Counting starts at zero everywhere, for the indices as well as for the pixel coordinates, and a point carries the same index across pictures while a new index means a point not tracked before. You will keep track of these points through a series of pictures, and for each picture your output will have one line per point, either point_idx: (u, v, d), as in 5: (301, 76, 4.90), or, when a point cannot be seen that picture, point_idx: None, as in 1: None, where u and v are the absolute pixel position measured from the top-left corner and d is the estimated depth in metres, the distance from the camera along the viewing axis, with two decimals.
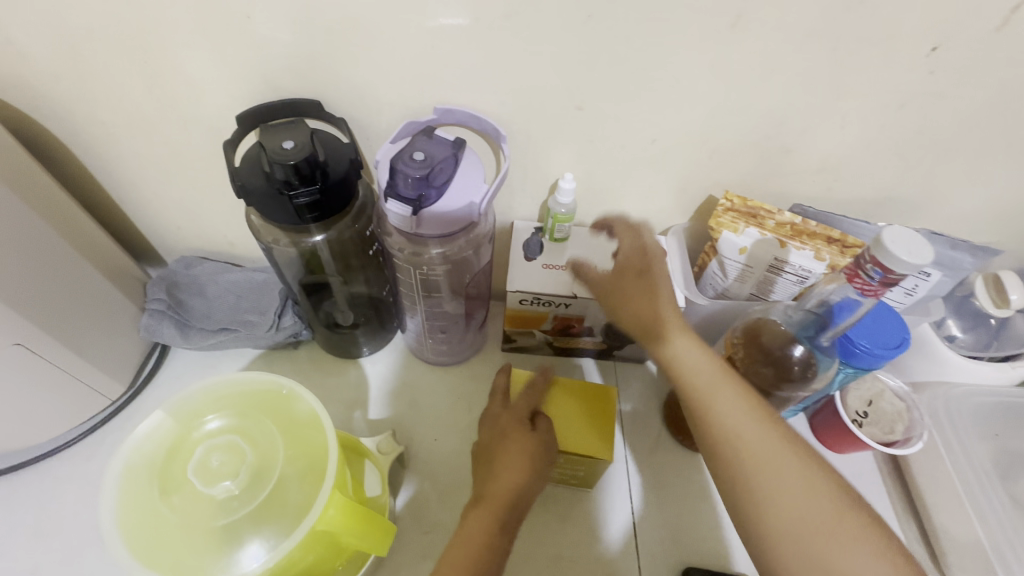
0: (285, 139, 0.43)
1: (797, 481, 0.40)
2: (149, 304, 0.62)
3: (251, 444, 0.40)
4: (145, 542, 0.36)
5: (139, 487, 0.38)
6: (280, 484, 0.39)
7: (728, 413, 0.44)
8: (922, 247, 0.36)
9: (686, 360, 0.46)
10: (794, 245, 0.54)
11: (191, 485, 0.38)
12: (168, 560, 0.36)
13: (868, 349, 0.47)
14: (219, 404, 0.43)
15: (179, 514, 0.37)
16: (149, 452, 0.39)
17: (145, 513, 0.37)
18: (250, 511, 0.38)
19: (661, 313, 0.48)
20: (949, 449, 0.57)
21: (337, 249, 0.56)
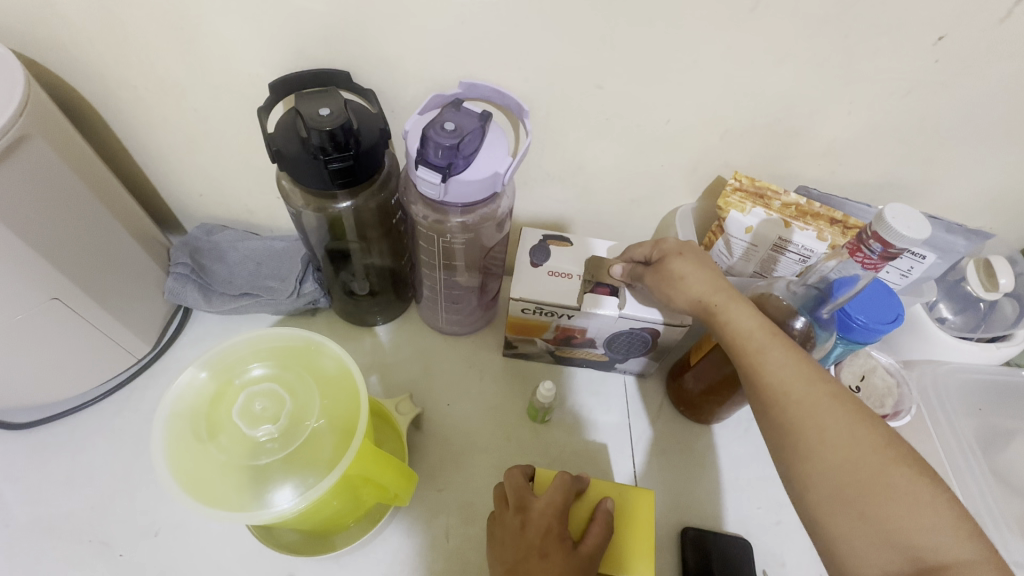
0: (320, 106, 0.44)
1: (852, 428, 0.40)
2: (174, 268, 0.64)
3: (290, 393, 0.43)
4: (191, 474, 0.39)
5: (187, 426, 0.41)
6: (315, 431, 0.41)
7: (823, 420, 0.40)
8: (921, 222, 0.38)
9: (739, 330, 0.46)
10: (799, 225, 0.56)
11: (235, 428, 0.41)
12: (212, 493, 0.39)
13: (865, 324, 0.50)
14: (259, 355, 0.45)
15: (225, 453, 0.40)
16: (196, 396, 0.42)
17: (192, 451, 0.40)
18: (288, 454, 0.40)
19: (713, 292, 0.49)
20: (936, 426, 0.60)
21: (361, 217, 0.57)
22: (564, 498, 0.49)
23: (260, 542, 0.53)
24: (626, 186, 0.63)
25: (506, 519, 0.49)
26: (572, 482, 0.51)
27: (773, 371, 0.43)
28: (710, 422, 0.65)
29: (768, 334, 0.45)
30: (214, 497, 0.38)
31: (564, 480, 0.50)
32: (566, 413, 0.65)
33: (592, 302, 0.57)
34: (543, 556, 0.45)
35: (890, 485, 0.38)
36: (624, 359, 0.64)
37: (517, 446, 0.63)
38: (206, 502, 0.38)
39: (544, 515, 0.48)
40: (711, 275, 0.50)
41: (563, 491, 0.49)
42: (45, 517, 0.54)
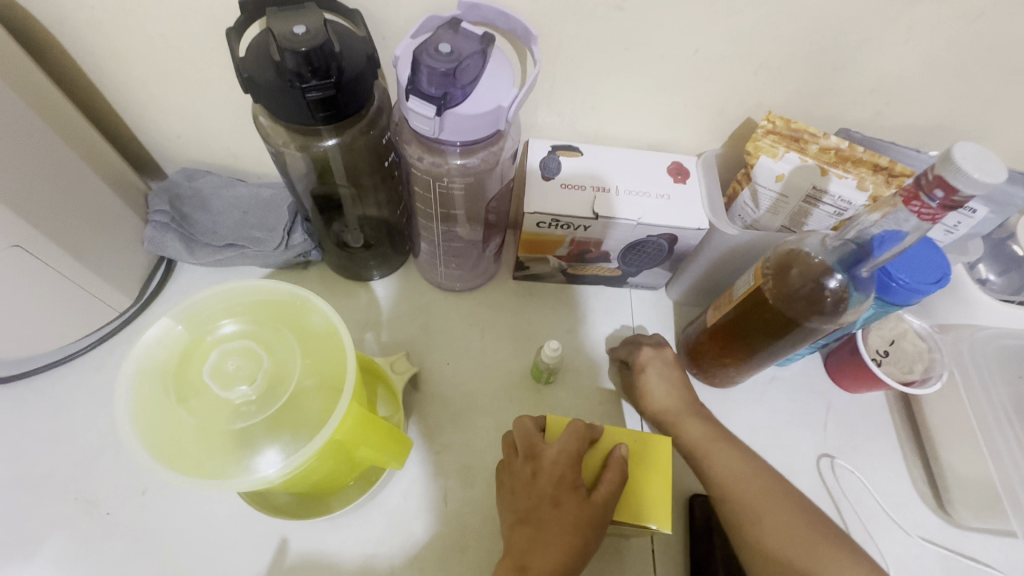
0: (295, 24, 0.38)
1: (757, 483, 0.47)
2: (152, 216, 0.60)
3: (268, 351, 0.39)
4: (162, 444, 0.36)
5: (156, 388, 0.37)
6: (298, 392, 0.38)
7: (729, 463, 0.49)
8: (994, 164, 0.32)
9: (720, 472, 0.49)
10: (837, 172, 0.50)
11: (209, 390, 0.37)
12: (186, 459, 0.35)
13: (906, 284, 0.45)
14: (232, 311, 0.41)
15: (198, 416, 0.37)
16: (164, 355, 0.38)
17: (162, 414, 0.37)
18: (268, 417, 0.37)
19: (693, 428, 0.52)
20: (970, 393, 0.56)
21: (350, 160, 0.52)
22: (579, 448, 0.45)
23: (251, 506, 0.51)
24: (644, 128, 0.57)
25: (516, 467, 0.46)
26: (590, 432, 0.47)
27: (686, 436, 0.52)
28: (723, 385, 0.62)
29: (746, 466, 0.48)
30: (187, 464, 0.35)
31: (579, 428, 0.46)
32: (571, 375, 0.62)
33: (610, 208, 0.54)
34: (555, 504, 0.43)
35: (785, 527, 0.45)
36: (638, 271, 0.63)
37: (520, 408, 0.60)
38: (179, 470, 0.35)
39: (557, 464, 0.45)
40: (688, 404, 0.53)
41: (581, 440, 0.46)
42: (29, 474, 0.52)
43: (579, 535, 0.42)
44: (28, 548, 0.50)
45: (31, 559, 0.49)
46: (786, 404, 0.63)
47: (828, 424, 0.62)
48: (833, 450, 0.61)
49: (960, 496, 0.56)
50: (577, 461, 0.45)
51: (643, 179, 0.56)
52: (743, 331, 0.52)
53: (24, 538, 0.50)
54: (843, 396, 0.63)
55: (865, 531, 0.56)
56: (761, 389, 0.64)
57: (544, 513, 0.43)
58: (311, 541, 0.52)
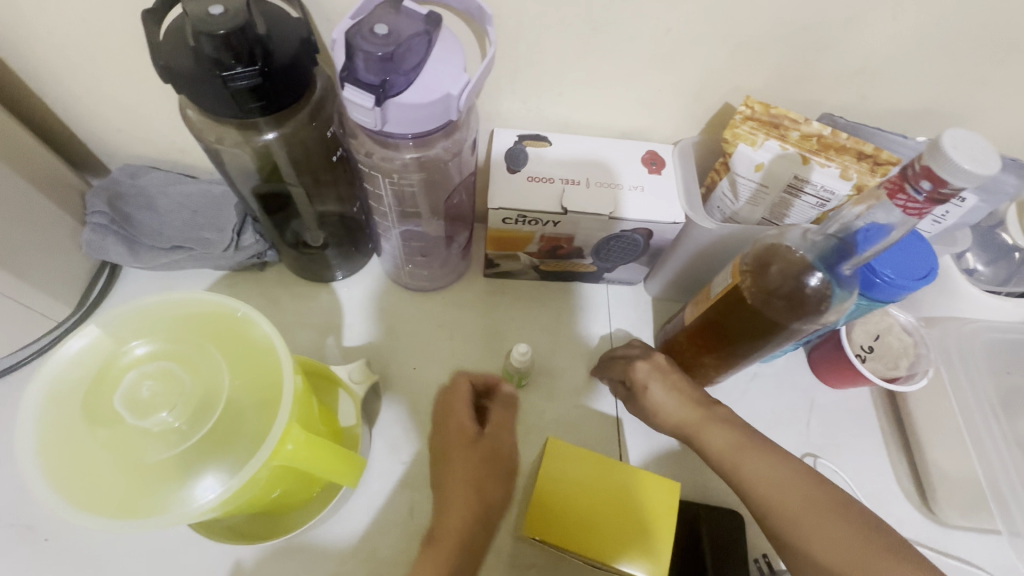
0: (213, 3, 0.34)
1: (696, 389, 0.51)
2: (90, 218, 0.56)
3: (189, 370, 0.35)
4: (73, 485, 0.32)
5: (64, 421, 0.33)
6: (227, 413, 0.34)
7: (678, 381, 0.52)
8: (987, 153, 0.30)
9: (715, 444, 0.46)
10: (819, 161, 0.47)
11: (122, 418, 0.33)
12: (102, 501, 0.32)
13: (890, 280, 0.42)
14: (147, 328, 0.37)
15: (112, 450, 0.33)
16: (71, 383, 0.34)
17: (71, 451, 0.32)
18: (192, 445, 0.33)
19: (689, 413, 0.48)
20: (956, 389, 0.55)
21: (296, 153, 0.48)
22: (487, 457, 0.49)
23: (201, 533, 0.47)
24: (616, 116, 0.53)
25: (456, 464, 0.49)
26: (506, 441, 0.52)
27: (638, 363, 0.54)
28: (704, 385, 0.59)
29: (734, 438, 0.46)
30: (104, 505, 0.31)
31: (504, 411, 0.53)
32: (542, 375, 0.59)
33: (580, 203, 0.50)
34: (480, 487, 0.48)
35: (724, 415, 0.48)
36: (614, 267, 0.60)
37: None
38: (95, 513, 0.31)
39: (461, 465, 0.49)
40: (682, 388, 0.50)
41: (507, 430, 0.52)
42: None
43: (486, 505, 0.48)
44: None
45: None
46: (768, 402, 0.61)
47: (811, 422, 0.60)
48: (816, 448, 0.59)
49: (946, 494, 0.54)
50: (489, 470, 0.49)
51: (615, 171, 0.53)
52: (722, 331, 0.50)
53: None
54: (827, 392, 0.61)
55: None
56: (743, 388, 0.61)
57: (448, 533, 0.45)
58: (269, 562, 0.49)
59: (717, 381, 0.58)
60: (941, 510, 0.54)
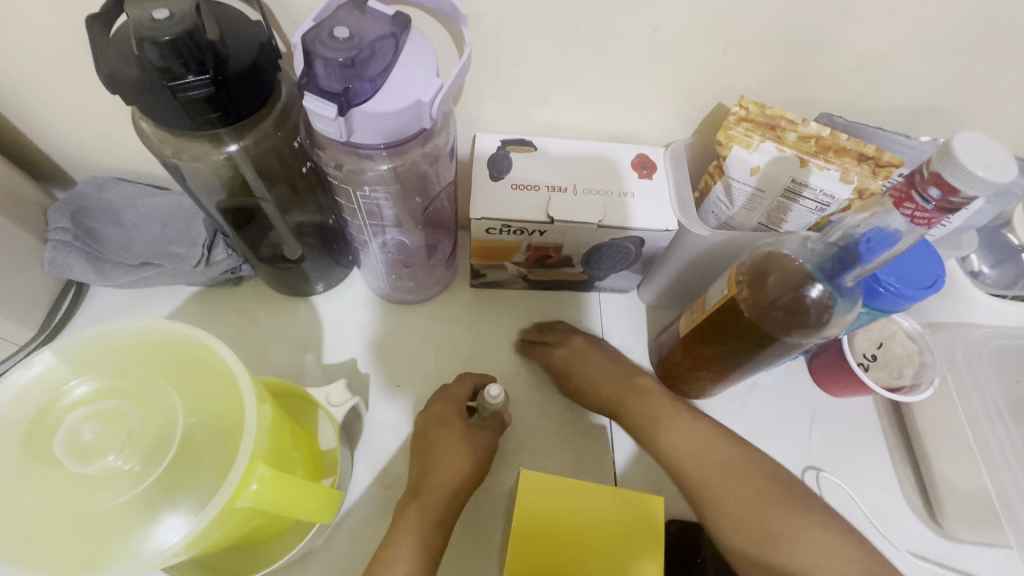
0: (159, 8, 0.31)
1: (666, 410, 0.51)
2: (52, 235, 0.53)
3: (140, 409, 0.32)
4: (12, 540, 0.29)
5: (6, 465, 0.31)
6: (183, 454, 0.31)
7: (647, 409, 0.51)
8: (1001, 158, 0.27)
9: (676, 446, 0.48)
10: (818, 163, 0.44)
11: (66, 464, 0.31)
12: (45, 556, 0.29)
13: (894, 290, 0.40)
14: (94, 364, 0.34)
15: (54, 500, 0.30)
16: (10, 427, 0.32)
17: (9, 503, 0.30)
18: (144, 491, 0.30)
19: (646, 408, 0.51)
20: (963, 397, 0.52)
21: (265, 165, 0.45)
22: (437, 514, 0.45)
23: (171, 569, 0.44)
24: (604, 119, 0.51)
25: (408, 512, 0.44)
26: (458, 489, 0.47)
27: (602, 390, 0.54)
28: (701, 396, 0.57)
29: (665, 408, 0.50)
30: (48, 561, 0.29)
31: (459, 458, 0.48)
32: (531, 391, 0.57)
33: (566, 211, 0.48)
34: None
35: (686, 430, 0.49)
36: (606, 276, 0.58)
37: None
38: (37, 570, 0.28)
39: (409, 519, 0.44)
40: (616, 374, 0.54)
41: (458, 479, 0.47)
42: None
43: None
44: None
45: None
46: (768, 412, 0.58)
47: (812, 432, 0.58)
48: (818, 460, 0.56)
49: (953, 507, 0.52)
50: (437, 531, 0.44)
51: (604, 176, 0.50)
52: (717, 343, 0.47)
53: None
54: (828, 401, 0.59)
55: None
56: (741, 398, 0.59)
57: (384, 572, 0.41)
58: None
59: (715, 393, 0.55)
60: (948, 523, 0.52)
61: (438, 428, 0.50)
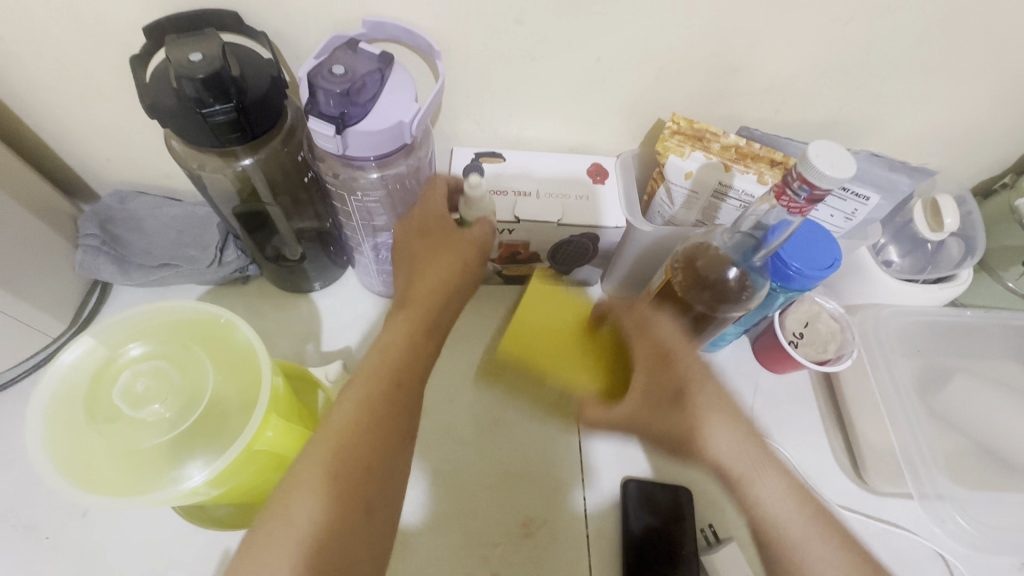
0: (193, 51, 0.39)
1: (727, 424, 0.48)
2: (83, 240, 0.60)
3: (175, 370, 0.40)
4: (75, 469, 0.36)
5: (67, 415, 0.38)
6: (212, 406, 0.39)
7: (712, 420, 0.48)
8: (845, 160, 0.36)
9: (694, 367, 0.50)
10: (738, 168, 0.53)
11: (117, 410, 0.38)
12: (100, 482, 0.36)
13: (799, 270, 0.48)
14: (138, 333, 0.41)
15: (108, 439, 0.37)
16: (70, 381, 0.39)
17: (73, 441, 0.37)
18: (183, 433, 0.37)
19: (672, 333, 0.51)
20: (874, 367, 0.61)
21: (272, 176, 0.53)
22: (388, 390, 0.44)
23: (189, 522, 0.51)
24: (563, 133, 0.59)
25: (341, 406, 0.43)
26: (437, 315, 0.48)
27: (715, 441, 0.48)
28: None
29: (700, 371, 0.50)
30: (103, 486, 0.36)
31: (418, 314, 0.48)
32: (507, 372, 0.65)
33: (531, 212, 0.56)
34: (399, 385, 0.44)
35: (744, 438, 0.48)
36: (570, 270, 0.66)
37: (460, 408, 0.62)
38: (95, 492, 0.35)
39: (395, 335, 0.47)
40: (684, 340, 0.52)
41: (442, 286, 0.49)
42: None
43: (372, 438, 0.41)
44: None
45: None
46: None
47: (755, 404, 0.65)
48: (760, 428, 0.64)
49: (874, 465, 0.60)
50: (384, 405, 0.43)
51: (562, 183, 0.58)
52: None
53: None
54: (769, 376, 0.67)
55: None
56: None
57: (336, 429, 0.41)
58: None
59: (667, 369, 0.64)
60: (870, 479, 0.60)
61: (406, 277, 0.50)
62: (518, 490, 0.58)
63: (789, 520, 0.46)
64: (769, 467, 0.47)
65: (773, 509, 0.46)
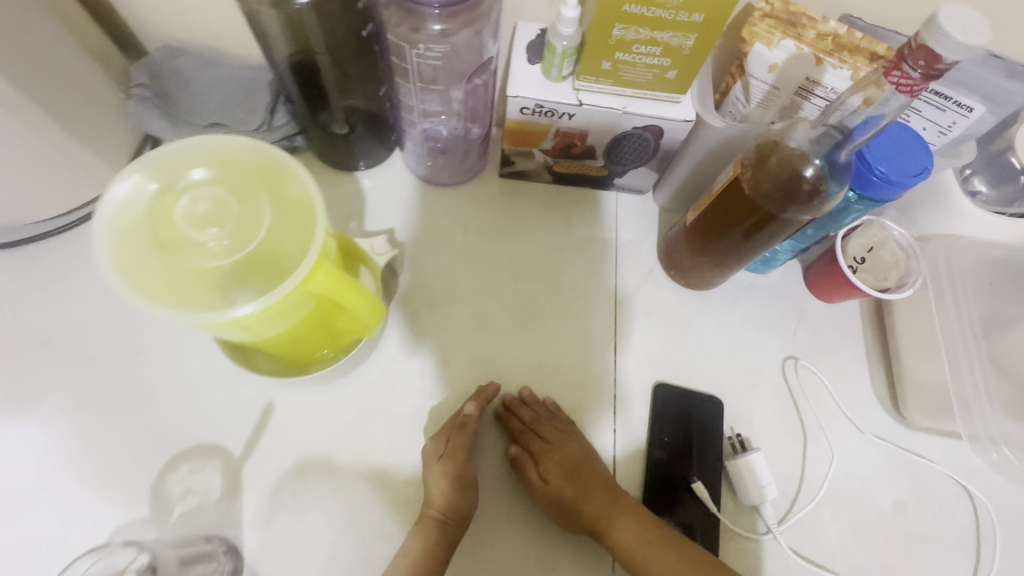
0: None
1: (636, 542, 0.50)
2: (133, 92, 0.58)
3: (233, 196, 0.37)
4: (132, 278, 0.35)
5: (125, 227, 0.36)
6: (271, 236, 0.37)
7: (624, 530, 0.50)
8: (979, 25, 0.31)
9: (585, 508, 0.52)
10: (833, 62, 0.48)
11: (177, 227, 0.36)
12: (158, 295, 0.35)
13: (885, 176, 0.45)
14: (194, 156, 0.39)
15: (165, 254, 0.36)
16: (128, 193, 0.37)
17: (132, 252, 0.35)
18: (241, 258, 0.36)
19: (587, 501, 0.52)
20: (939, 299, 0.58)
21: (327, 27, 0.51)
22: (435, 534, 0.48)
23: (232, 360, 0.51)
24: None
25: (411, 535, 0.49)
26: (447, 521, 0.49)
27: (620, 542, 0.50)
28: (700, 288, 0.63)
29: (607, 503, 0.51)
30: (161, 299, 0.35)
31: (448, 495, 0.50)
32: (549, 269, 0.64)
33: (595, 95, 0.52)
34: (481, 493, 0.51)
35: None
36: (624, 173, 0.63)
37: (498, 298, 0.62)
38: (152, 302, 0.34)
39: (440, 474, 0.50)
40: (562, 452, 0.54)
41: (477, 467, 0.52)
42: (28, 334, 0.54)
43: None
44: (27, 400, 0.51)
45: (36, 407, 0.51)
46: (760, 309, 0.64)
47: (798, 329, 0.63)
48: (798, 352, 0.62)
49: (915, 398, 0.58)
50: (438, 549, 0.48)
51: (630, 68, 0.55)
52: (725, 225, 0.52)
53: (21, 390, 0.52)
54: (817, 303, 0.64)
55: (819, 428, 0.59)
56: (737, 296, 0.65)
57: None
58: (293, 409, 0.54)
59: (716, 283, 0.61)
60: (909, 413, 0.59)
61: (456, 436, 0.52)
62: (551, 382, 0.59)
63: None
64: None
65: None
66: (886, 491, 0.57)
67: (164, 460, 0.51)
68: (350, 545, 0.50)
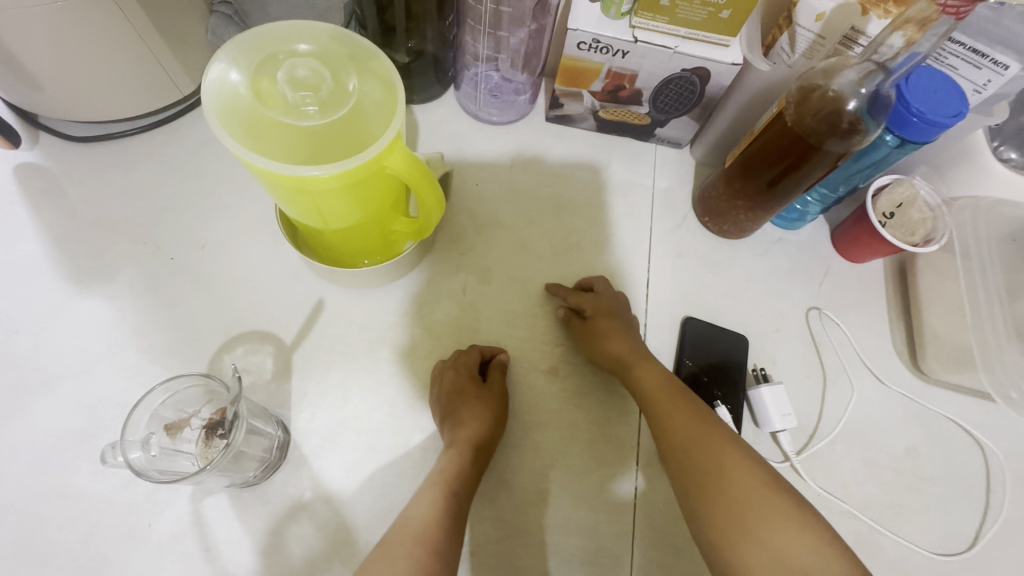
0: None
1: (655, 387, 0.52)
2: (217, 7, 0.61)
3: (330, 69, 0.41)
4: (231, 123, 0.39)
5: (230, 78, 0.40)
6: (358, 111, 0.41)
7: (646, 375, 0.53)
8: None
9: (646, 382, 0.53)
10: (878, 12, 0.51)
11: (277, 86, 0.40)
12: (246, 139, 0.39)
13: (922, 115, 0.48)
14: (304, 32, 0.43)
15: (261, 106, 0.39)
16: (241, 48, 0.41)
17: (234, 101, 0.39)
18: (327, 125, 0.40)
19: (621, 350, 0.55)
20: (965, 255, 0.59)
21: None
22: (448, 486, 0.48)
23: (293, 247, 0.54)
24: None
25: (419, 497, 0.48)
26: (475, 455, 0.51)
27: (643, 382, 0.53)
28: (733, 237, 0.66)
29: (661, 387, 0.52)
30: (250, 142, 0.38)
31: (464, 451, 0.50)
32: (587, 208, 0.67)
33: (651, 35, 0.56)
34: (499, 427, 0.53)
35: (696, 438, 0.48)
36: (666, 122, 0.66)
37: (538, 228, 0.65)
38: (240, 143, 0.38)
39: (470, 418, 0.52)
40: (625, 334, 0.56)
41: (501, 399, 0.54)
42: (103, 217, 0.58)
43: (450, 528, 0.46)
44: (102, 273, 0.56)
45: (109, 281, 0.56)
46: (788, 261, 0.66)
47: (823, 283, 0.66)
48: (822, 303, 0.65)
49: (933, 352, 0.60)
50: (455, 503, 0.47)
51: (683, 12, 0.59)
52: (763, 165, 0.55)
53: (97, 266, 0.56)
54: (842, 260, 0.67)
55: (837, 373, 0.61)
56: (766, 248, 0.67)
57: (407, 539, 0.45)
58: (341, 306, 0.58)
59: (749, 231, 0.64)
60: (927, 367, 0.61)
61: (484, 394, 0.53)
62: None
63: (689, 434, 0.48)
64: (700, 427, 0.49)
65: (679, 426, 0.49)
66: (898, 436, 0.59)
67: (223, 340, 0.55)
68: (390, 432, 0.54)
